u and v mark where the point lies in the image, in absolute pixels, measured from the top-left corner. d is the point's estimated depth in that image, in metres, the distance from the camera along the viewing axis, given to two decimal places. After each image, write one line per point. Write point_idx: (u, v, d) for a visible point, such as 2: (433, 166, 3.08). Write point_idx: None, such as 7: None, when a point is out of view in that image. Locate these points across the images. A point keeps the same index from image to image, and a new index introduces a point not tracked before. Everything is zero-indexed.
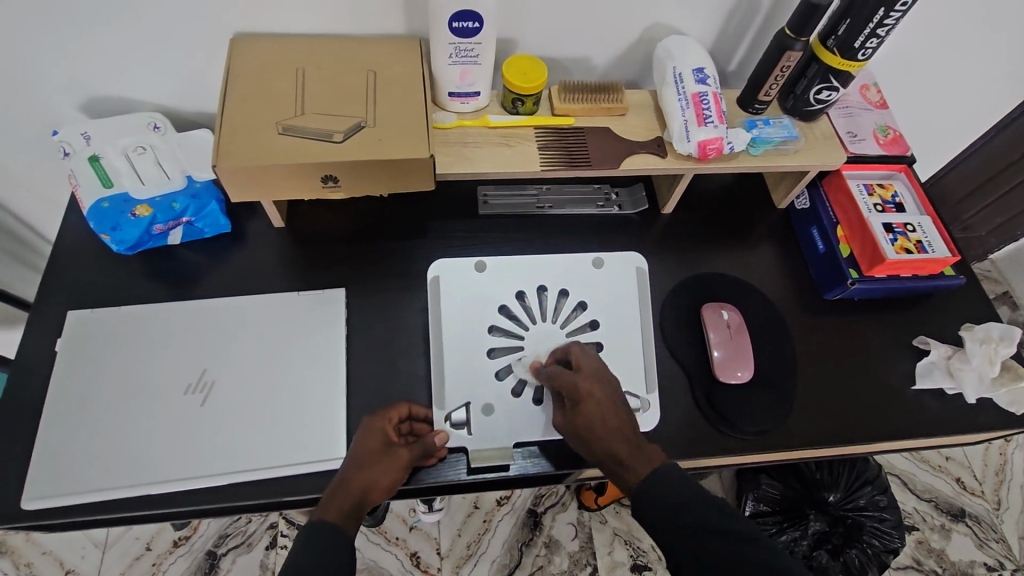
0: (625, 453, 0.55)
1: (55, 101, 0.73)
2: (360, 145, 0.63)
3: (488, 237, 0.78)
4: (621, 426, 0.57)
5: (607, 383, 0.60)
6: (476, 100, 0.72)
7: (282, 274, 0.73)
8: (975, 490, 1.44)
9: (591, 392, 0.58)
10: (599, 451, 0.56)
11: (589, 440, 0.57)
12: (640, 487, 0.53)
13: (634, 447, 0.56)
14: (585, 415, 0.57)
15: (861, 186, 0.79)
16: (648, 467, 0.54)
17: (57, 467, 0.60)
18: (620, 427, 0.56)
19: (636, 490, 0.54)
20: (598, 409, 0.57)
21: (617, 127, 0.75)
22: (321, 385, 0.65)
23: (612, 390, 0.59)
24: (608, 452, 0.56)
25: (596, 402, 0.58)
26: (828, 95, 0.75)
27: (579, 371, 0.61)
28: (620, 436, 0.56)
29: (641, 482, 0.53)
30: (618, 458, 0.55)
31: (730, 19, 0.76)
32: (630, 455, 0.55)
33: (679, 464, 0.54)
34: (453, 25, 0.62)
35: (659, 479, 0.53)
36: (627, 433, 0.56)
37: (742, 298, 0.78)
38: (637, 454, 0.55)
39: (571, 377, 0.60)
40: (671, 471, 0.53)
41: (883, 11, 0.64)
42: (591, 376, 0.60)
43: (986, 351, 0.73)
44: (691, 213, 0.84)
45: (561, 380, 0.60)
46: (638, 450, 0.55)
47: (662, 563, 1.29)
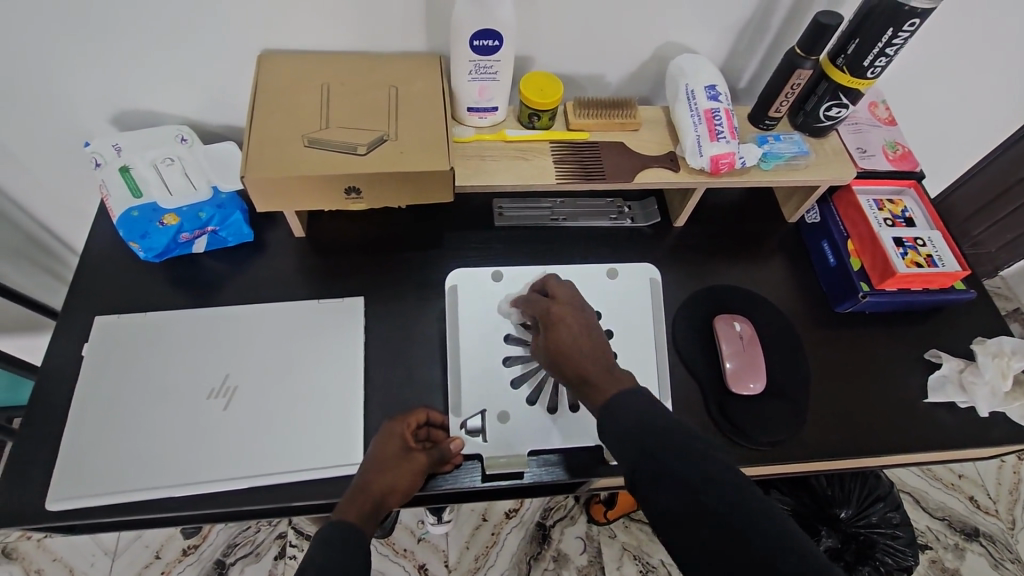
0: (597, 375, 0.56)
1: (87, 114, 0.76)
2: (382, 158, 0.65)
3: (503, 248, 0.79)
4: (591, 348, 0.58)
5: (585, 311, 0.63)
6: (494, 115, 0.74)
7: (301, 283, 0.74)
8: (988, 509, 1.43)
9: (563, 318, 0.61)
10: (572, 374, 0.58)
11: (564, 365, 0.59)
12: (605, 406, 0.53)
13: (606, 369, 0.57)
14: (558, 340, 0.60)
15: (870, 201, 0.80)
16: (613, 386, 0.54)
17: (83, 468, 0.61)
18: (590, 347, 0.58)
19: (600, 410, 0.54)
20: (572, 331, 0.60)
21: (631, 142, 0.77)
22: (340, 391, 0.66)
23: (585, 316, 0.62)
24: (579, 374, 0.57)
25: (567, 325, 0.61)
26: (838, 113, 0.76)
27: (556, 299, 0.64)
28: (591, 357, 0.58)
29: (605, 402, 0.53)
30: (589, 379, 0.56)
31: (740, 39, 0.78)
32: (599, 377, 0.56)
33: (637, 399, 0.52)
34: (473, 44, 0.65)
35: (622, 399, 0.53)
36: (598, 356, 0.58)
37: (753, 310, 0.79)
38: (607, 375, 0.56)
39: (548, 305, 0.63)
40: (637, 396, 0.53)
41: (891, 31, 0.65)
42: (567, 304, 0.63)
43: (998, 364, 0.73)
44: (702, 227, 0.85)
45: (539, 307, 0.64)
46: (607, 372, 0.56)
47: None
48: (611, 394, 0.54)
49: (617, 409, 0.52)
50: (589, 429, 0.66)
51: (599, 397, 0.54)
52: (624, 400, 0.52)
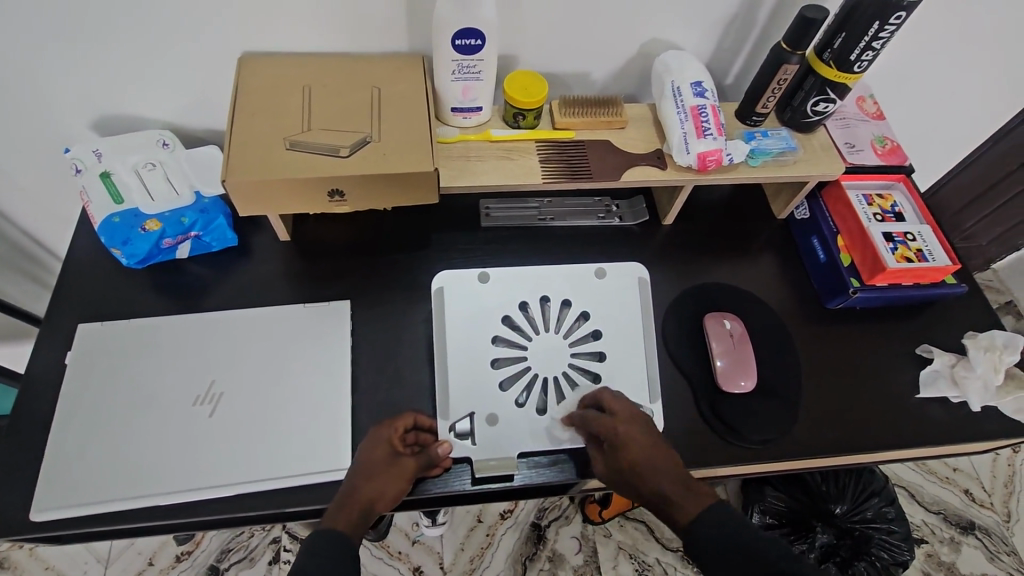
0: (677, 489, 0.54)
1: (67, 120, 0.75)
2: (366, 160, 0.64)
3: (490, 249, 0.79)
4: (665, 465, 0.56)
5: (646, 427, 0.59)
6: (478, 115, 0.73)
7: (287, 286, 0.74)
8: (983, 502, 1.44)
9: (630, 436, 0.58)
10: (646, 492, 0.55)
11: (641, 485, 0.56)
12: (687, 528, 0.51)
13: (684, 486, 0.54)
14: (632, 462, 0.57)
15: (860, 196, 0.80)
16: (696, 506, 0.52)
17: (67, 479, 0.60)
18: (665, 463, 0.56)
19: (685, 535, 0.51)
20: (640, 450, 0.57)
21: (617, 140, 0.77)
22: (328, 396, 0.66)
23: (649, 430, 0.59)
24: (656, 489, 0.54)
25: (635, 444, 0.57)
26: (825, 107, 0.76)
27: (616, 416, 0.60)
28: (671, 476, 0.55)
29: (691, 522, 0.51)
30: (666, 496, 0.54)
31: (726, 34, 0.78)
32: (679, 495, 0.53)
33: (733, 521, 0.53)
34: (456, 43, 0.64)
35: (714, 518, 0.50)
36: (673, 470, 0.55)
37: (742, 308, 0.78)
38: (688, 493, 0.53)
39: (610, 421, 0.60)
40: (725, 511, 0.51)
41: (877, 25, 0.65)
42: (628, 422, 0.60)
43: (991, 359, 0.73)
44: (690, 225, 0.85)
45: (599, 424, 0.60)
46: (690, 490, 0.53)
47: None
48: (695, 514, 0.51)
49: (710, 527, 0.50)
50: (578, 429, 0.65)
51: (682, 519, 0.52)
52: (719, 518, 0.51)
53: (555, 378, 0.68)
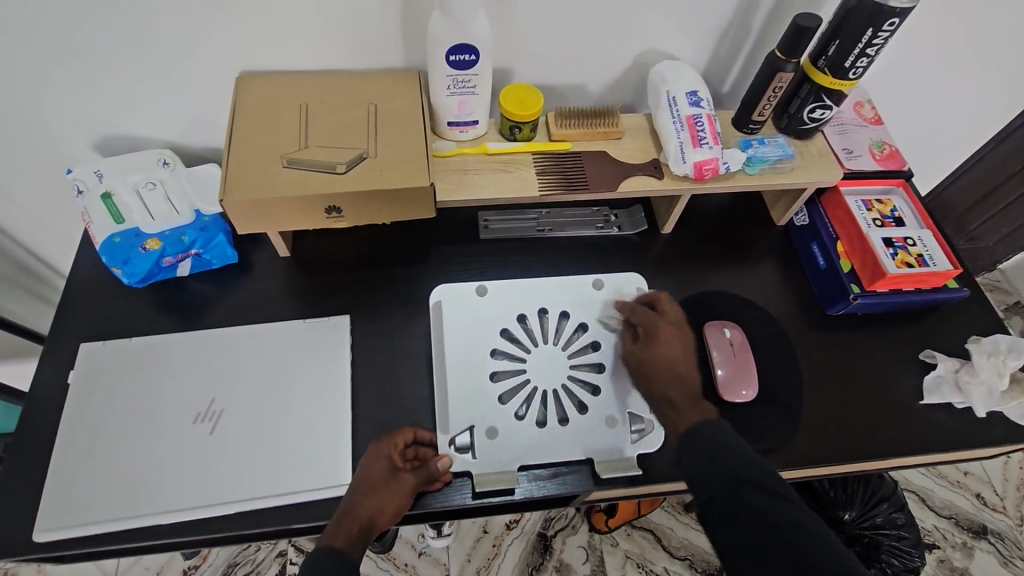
0: (681, 399, 0.62)
1: (70, 141, 0.76)
2: (362, 176, 0.64)
3: (489, 261, 0.79)
4: (683, 375, 0.63)
5: (683, 336, 0.67)
6: (475, 128, 0.74)
7: (287, 302, 0.74)
8: (996, 506, 1.42)
9: (671, 335, 0.66)
10: (658, 392, 0.63)
11: (651, 381, 0.64)
12: (687, 427, 0.58)
13: (692, 399, 0.61)
14: (658, 351, 0.65)
15: (858, 202, 0.80)
16: (698, 415, 0.59)
17: (69, 498, 0.61)
18: (685, 374, 0.63)
19: (682, 433, 0.58)
20: (669, 349, 0.65)
21: (614, 150, 0.77)
22: (328, 410, 0.66)
23: (686, 338, 0.66)
24: (666, 396, 0.62)
25: (673, 344, 0.65)
26: (822, 114, 0.76)
27: (664, 315, 0.68)
28: (680, 385, 0.62)
29: (688, 427, 0.58)
30: (674, 401, 0.61)
31: (720, 43, 0.78)
32: (683, 402, 0.61)
33: (721, 436, 0.56)
34: (451, 59, 0.64)
35: (706, 427, 0.58)
36: (688, 388, 0.62)
37: (742, 316, 0.78)
38: (693, 404, 0.60)
39: (654, 318, 0.67)
40: (719, 428, 0.57)
41: (871, 32, 0.65)
42: (672, 322, 0.67)
43: (995, 363, 0.72)
44: (689, 233, 0.85)
45: (642, 317, 0.68)
46: (694, 401, 0.61)
47: None
48: (694, 422, 0.58)
49: (699, 440, 0.57)
50: (578, 441, 0.65)
51: (679, 422, 0.60)
52: (711, 426, 0.57)
53: (554, 390, 0.68)
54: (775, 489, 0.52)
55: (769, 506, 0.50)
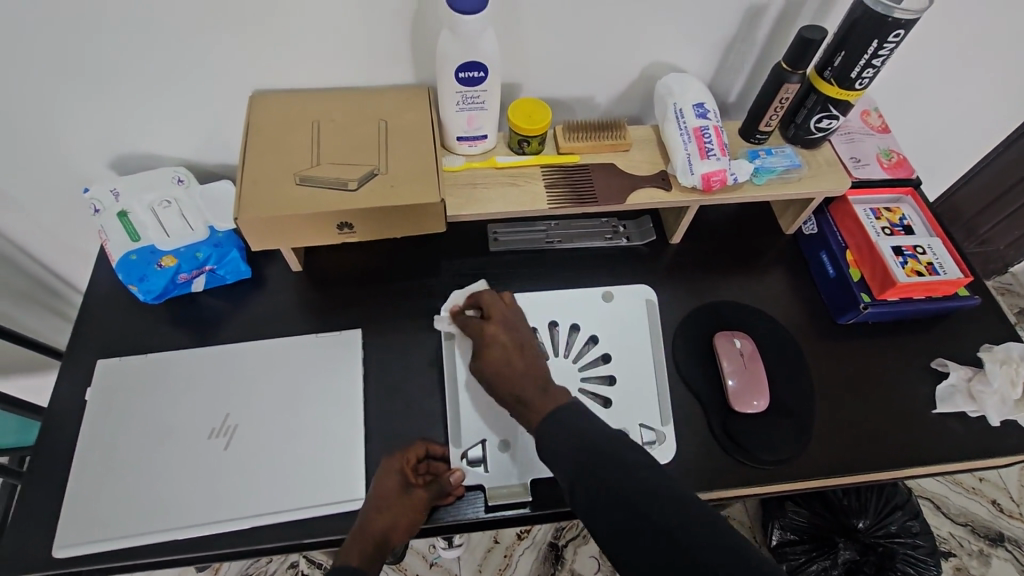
0: (531, 394, 0.59)
1: (86, 160, 0.77)
2: (373, 193, 0.65)
3: (499, 273, 0.79)
4: (525, 368, 0.61)
5: (511, 330, 0.64)
6: (484, 143, 0.74)
7: (300, 317, 0.75)
8: (1013, 513, 1.42)
9: (494, 337, 0.63)
10: (510, 396, 0.60)
11: (498, 384, 0.61)
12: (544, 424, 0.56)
13: (540, 388, 0.59)
14: (491, 352, 0.62)
15: (867, 210, 0.80)
16: (551, 404, 0.57)
17: (88, 513, 0.62)
18: (521, 367, 0.60)
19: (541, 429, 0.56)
20: (496, 352, 0.62)
21: (622, 162, 0.77)
22: (340, 425, 0.66)
23: (511, 332, 0.63)
24: (517, 395, 0.59)
25: (498, 345, 0.62)
26: (829, 124, 0.76)
27: (490, 316, 0.65)
28: (530, 378, 0.60)
29: (548, 421, 0.55)
30: (527, 398, 0.59)
31: (727, 55, 0.79)
32: (538, 397, 0.58)
33: (568, 419, 0.54)
34: (459, 76, 0.65)
35: (565, 414, 0.55)
36: (536, 376, 0.60)
37: (752, 326, 0.78)
38: (542, 394, 0.58)
39: (480, 323, 0.64)
40: (574, 417, 0.55)
41: (876, 43, 0.66)
42: (501, 322, 0.64)
43: (1007, 372, 0.72)
44: (698, 243, 0.85)
45: (472, 325, 0.65)
46: (545, 391, 0.58)
47: None
48: (551, 413, 0.56)
49: (552, 429, 0.54)
50: None
51: (539, 418, 0.57)
52: (564, 415, 0.55)
53: None
54: (626, 456, 0.50)
55: (623, 472, 0.48)
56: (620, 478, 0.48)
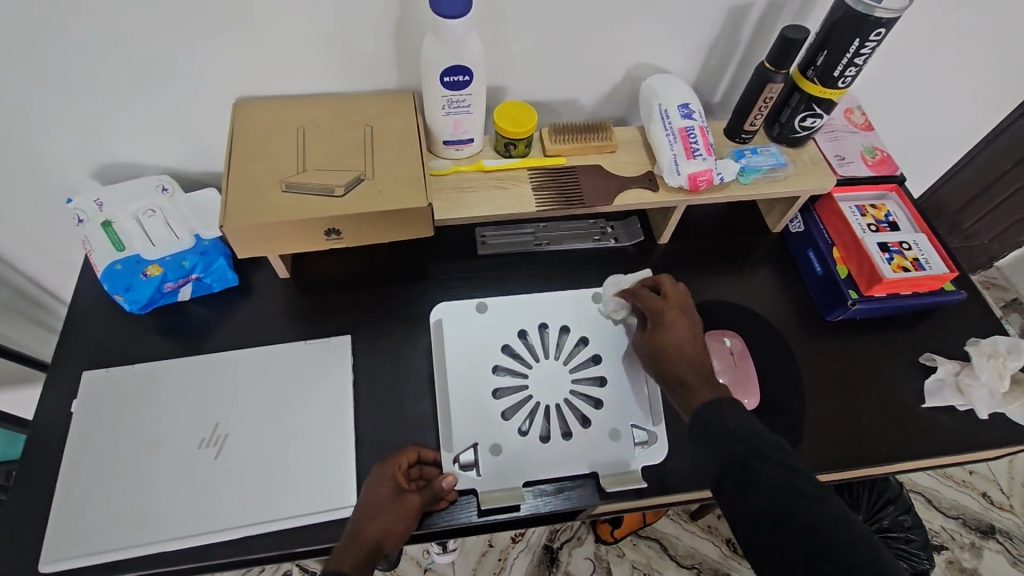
0: (693, 379, 0.61)
1: (69, 169, 0.77)
2: (360, 199, 0.65)
3: (488, 277, 0.79)
4: (694, 358, 0.63)
5: (689, 317, 0.66)
6: (471, 146, 0.74)
7: (288, 323, 0.74)
8: (1003, 505, 1.43)
9: (672, 322, 0.64)
10: (670, 376, 0.63)
11: (666, 362, 0.63)
12: (699, 408, 0.58)
13: (704, 377, 0.61)
14: (665, 335, 0.64)
15: (853, 207, 0.81)
16: (711, 394, 0.60)
17: (75, 527, 0.61)
18: (693, 356, 0.63)
19: (694, 413, 0.59)
20: (679, 337, 0.64)
21: (609, 164, 0.78)
22: (331, 431, 0.66)
23: (693, 323, 0.65)
24: (676, 375, 0.62)
25: (681, 328, 0.64)
26: (813, 123, 0.77)
27: (666, 296, 0.66)
28: (691, 364, 0.62)
29: (703, 405, 0.58)
30: (687, 382, 0.61)
31: (710, 55, 0.79)
32: (696, 382, 0.61)
33: (731, 412, 0.57)
34: (445, 80, 0.65)
35: (720, 404, 0.58)
36: (700, 364, 0.62)
37: (741, 324, 0.78)
38: (705, 383, 0.61)
39: (660, 303, 0.66)
40: (732, 406, 0.57)
41: (858, 42, 0.66)
42: (677, 305, 0.66)
43: (994, 365, 0.72)
44: (686, 243, 0.85)
45: (647, 302, 0.67)
46: (708, 381, 0.61)
47: None
48: (708, 400, 0.59)
49: (707, 417, 0.57)
50: (582, 456, 0.65)
51: (693, 402, 0.60)
52: (725, 406, 0.58)
53: (557, 405, 0.67)
54: (779, 460, 0.53)
55: (781, 477, 0.52)
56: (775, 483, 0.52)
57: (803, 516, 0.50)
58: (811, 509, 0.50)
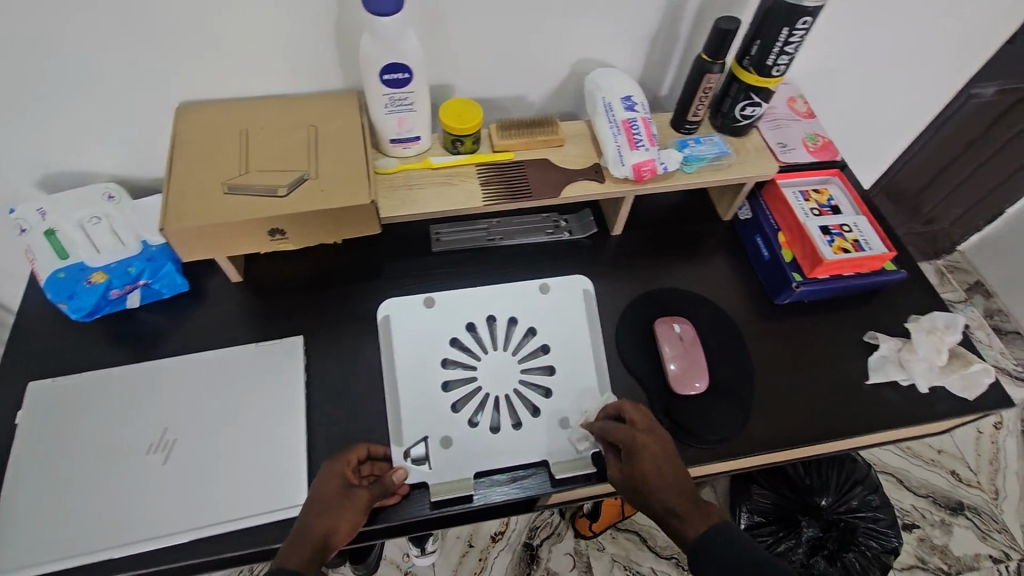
0: (680, 503, 0.55)
1: (13, 179, 0.76)
2: (303, 198, 0.65)
3: (443, 273, 0.80)
4: (675, 479, 0.57)
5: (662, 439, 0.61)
6: (418, 144, 0.75)
7: (240, 327, 0.74)
8: (971, 481, 1.47)
9: (647, 446, 0.59)
10: (657, 507, 0.56)
11: (647, 491, 0.56)
12: (696, 540, 0.52)
13: (692, 501, 0.55)
14: (641, 459, 0.58)
15: (796, 193, 0.83)
16: (704, 521, 0.53)
17: (21, 539, 0.60)
18: (673, 476, 0.57)
19: (691, 549, 0.52)
20: (657, 460, 0.58)
21: (556, 158, 0.79)
22: (283, 432, 0.66)
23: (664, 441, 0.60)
24: (663, 505, 0.55)
25: (653, 451, 0.58)
26: (753, 111, 0.79)
27: (635, 426, 0.61)
28: (676, 487, 0.56)
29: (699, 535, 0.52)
30: (676, 511, 0.54)
31: (652, 48, 0.81)
32: (686, 509, 0.54)
33: (731, 539, 0.51)
34: (384, 78, 0.66)
35: (717, 535, 0.52)
36: (684, 487, 0.56)
37: (692, 311, 0.80)
38: (694, 508, 0.54)
39: (629, 431, 0.61)
40: (727, 530, 0.52)
41: (787, 31, 0.68)
42: (648, 432, 0.61)
43: (932, 340, 0.76)
44: (638, 234, 0.87)
45: (616, 433, 0.61)
46: (697, 505, 0.55)
47: None
48: (703, 529, 0.53)
49: (708, 549, 0.51)
50: (533, 445, 0.66)
51: (687, 533, 0.53)
52: (726, 535, 0.52)
53: (507, 395, 0.69)
54: None
55: None
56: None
57: None
58: None
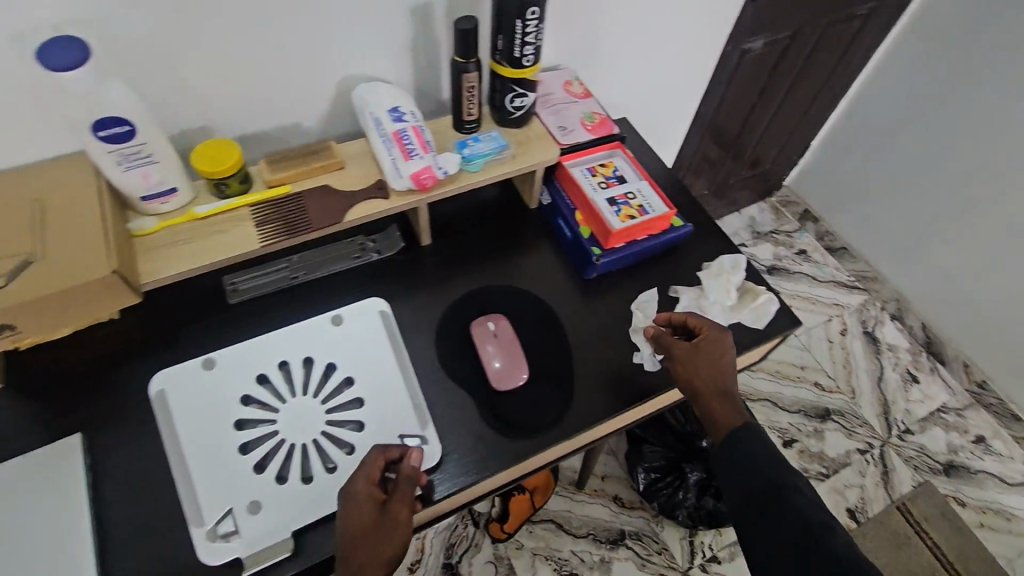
0: (720, 407, 0.69)
1: None
2: (28, 284, 0.59)
3: (246, 324, 0.75)
4: (725, 382, 0.70)
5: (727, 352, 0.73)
6: (176, 197, 0.69)
7: (13, 439, 0.65)
8: (832, 388, 1.62)
9: (717, 349, 0.72)
10: (704, 395, 0.70)
11: (696, 380, 0.71)
12: (731, 432, 0.67)
13: (733, 403, 0.69)
14: (704, 350, 0.72)
15: (584, 170, 0.86)
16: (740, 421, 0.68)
17: None
18: (721, 378, 0.70)
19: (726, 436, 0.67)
20: (718, 361, 0.71)
21: (337, 182, 0.76)
22: (73, 546, 0.59)
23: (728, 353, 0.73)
24: (706, 398, 0.70)
25: (721, 356, 0.72)
26: (522, 102, 0.80)
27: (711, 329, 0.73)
28: (722, 386, 0.70)
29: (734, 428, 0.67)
30: (717, 404, 0.69)
31: (416, 55, 0.80)
32: (725, 404, 0.69)
33: (757, 438, 0.66)
34: (100, 135, 0.59)
35: (750, 432, 0.67)
36: (729, 392, 0.70)
37: (512, 304, 0.80)
38: (733, 408, 0.69)
39: (706, 330, 0.73)
40: (756, 431, 0.67)
41: (520, 22, 0.70)
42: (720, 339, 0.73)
43: (721, 282, 0.82)
44: (450, 238, 0.86)
45: (696, 326, 0.74)
46: (734, 407, 0.69)
47: (586, 564, 1.31)
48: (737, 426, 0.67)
49: (740, 438, 0.66)
50: None
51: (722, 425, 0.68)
52: (749, 436, 0.66)
53: (316, 440, 0.65)
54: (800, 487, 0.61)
55: (810, 509, 0.59)
56: (801, 517, 0.59)
57: (808, 520, 0.58)
58: (805, 523, 0.58)
